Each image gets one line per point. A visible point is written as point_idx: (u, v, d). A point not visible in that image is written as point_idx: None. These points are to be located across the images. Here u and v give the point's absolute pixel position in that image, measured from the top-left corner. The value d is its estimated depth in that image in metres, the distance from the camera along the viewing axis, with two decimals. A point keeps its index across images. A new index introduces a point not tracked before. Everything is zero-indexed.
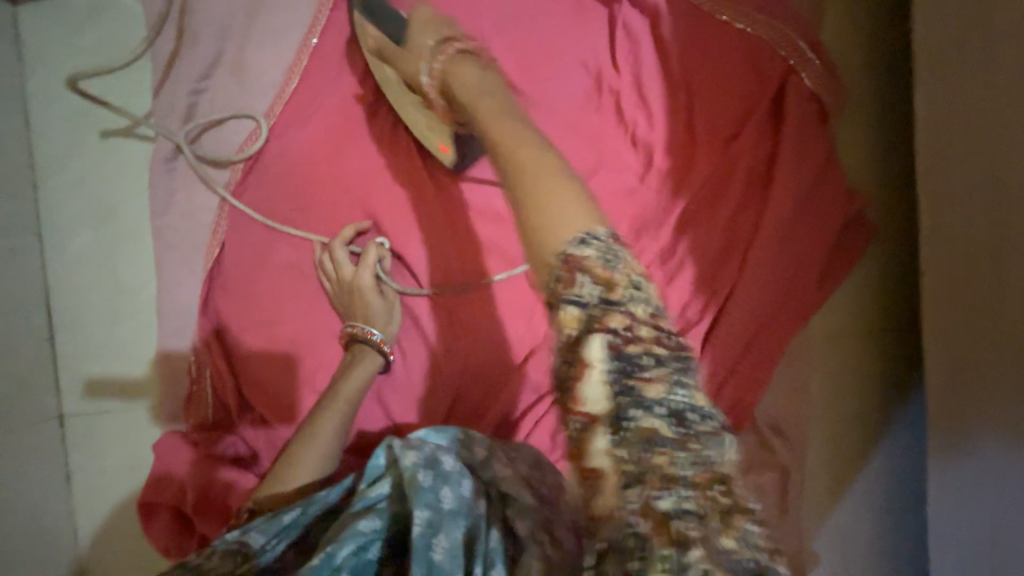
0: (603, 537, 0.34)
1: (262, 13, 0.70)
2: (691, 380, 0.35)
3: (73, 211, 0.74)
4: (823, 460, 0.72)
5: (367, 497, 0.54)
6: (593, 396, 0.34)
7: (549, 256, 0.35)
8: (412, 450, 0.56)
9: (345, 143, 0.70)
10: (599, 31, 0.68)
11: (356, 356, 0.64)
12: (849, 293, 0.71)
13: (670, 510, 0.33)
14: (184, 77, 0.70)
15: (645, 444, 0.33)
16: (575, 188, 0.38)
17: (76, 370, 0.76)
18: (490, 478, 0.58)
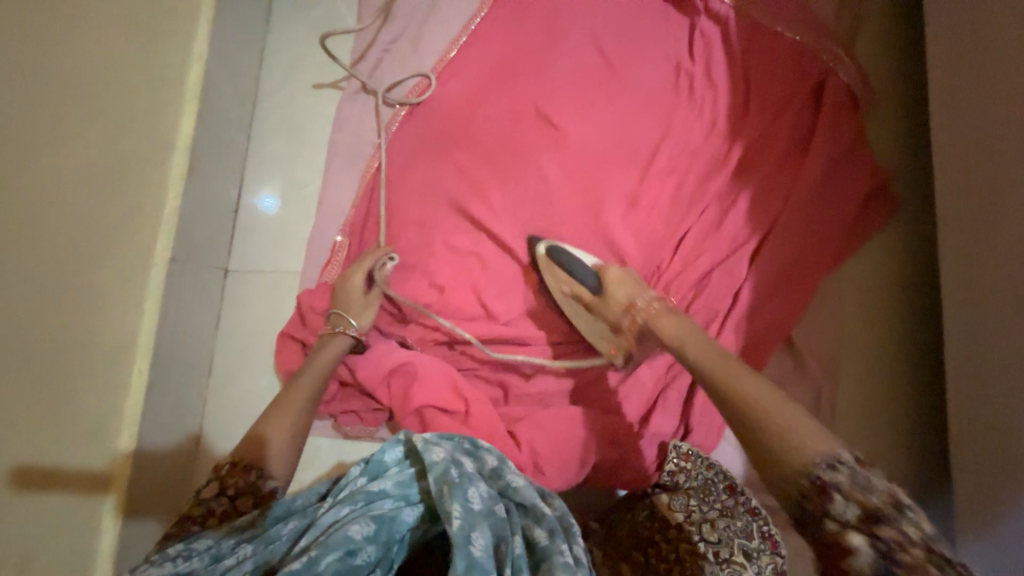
0: (851, 558, 0.47)
1: (442, 3, 0.98)
2: (777, 413, 0.55)
3: (274, 125, 1.02)
4: (857, 399, 0.80)
5: (370, 492, 0.63)
6: (813, 486, 0.49)
7: (755, 401, 0.56)
8: (436, 447, 0.66)
9: (479, 94, 0.94)
10: (681, 36, 0.92)
11: (327, 340, 0.80)
12: (879, 250, 0.85)
13: (839, 495, 0.49)
14: (380, 41, 0.99)
15: (803, 476, 0.50)
16: (707, 346, 0.64)
17: (245, 238, 0.99)
18: (503, 484, 0.65)
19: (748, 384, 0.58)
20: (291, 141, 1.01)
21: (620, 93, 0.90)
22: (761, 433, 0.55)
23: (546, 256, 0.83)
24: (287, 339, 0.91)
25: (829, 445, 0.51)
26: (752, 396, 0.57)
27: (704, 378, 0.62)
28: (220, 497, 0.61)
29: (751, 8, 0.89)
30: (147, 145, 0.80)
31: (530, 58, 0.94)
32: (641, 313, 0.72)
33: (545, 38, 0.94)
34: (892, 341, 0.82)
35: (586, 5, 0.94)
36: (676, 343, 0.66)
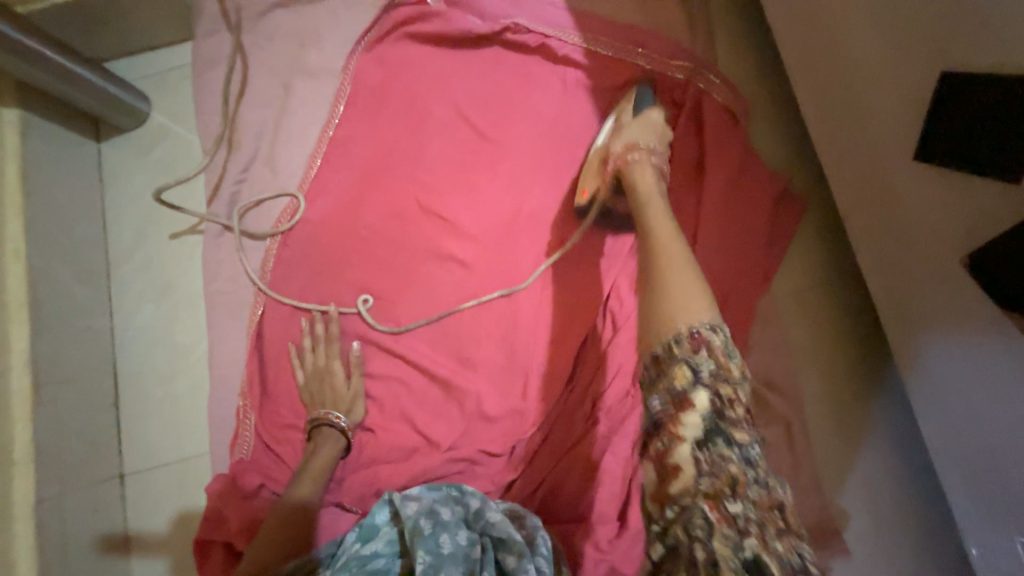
0: (673, 459, 0.50)
1: (290, 115, 0.90)
2: (719, 342, 0.53)
3: (138, 291, 0.90)
4: (824, 414, 0.78)
5: (363, 554, 0.62)
6: (696, 398, 0.51)
7: (667, 329, 0.54)
8: (412, 501, 0.63)
9: (354, 203, 0.86)
10: (548, 88, 0.87)
11: (319, 441, 0.75)
12: (798, 257, 0.82)
13: (727, 428, 0.51)
14: (234, 171, 0.89)
15: (694, 386, 0.51)
16: (691, 274, 0.56)
17: (134, 430, 0.85)
18: (482, 525, 0.63)
19: (679, 271, 0.56)
20: (161, 303, 0.89)
21: (503, 163, 0.85)
22: (686, 338, 0.53)
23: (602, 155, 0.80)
24: (204, 542, 0.74)
25: (707, 413, 0.51)
26: (683, 319, 0.53)
27: (650, 244, 0.60)
28: None
29: (608, 47, 0.86)
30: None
31: (398, 151, 0.86)
32: (626, 162, 0.72)
33: (408, 126, 0.87)
34: (835, 344, 0.80)
35: (443, 79, 0.88)
36: (642, 199, 0.66)
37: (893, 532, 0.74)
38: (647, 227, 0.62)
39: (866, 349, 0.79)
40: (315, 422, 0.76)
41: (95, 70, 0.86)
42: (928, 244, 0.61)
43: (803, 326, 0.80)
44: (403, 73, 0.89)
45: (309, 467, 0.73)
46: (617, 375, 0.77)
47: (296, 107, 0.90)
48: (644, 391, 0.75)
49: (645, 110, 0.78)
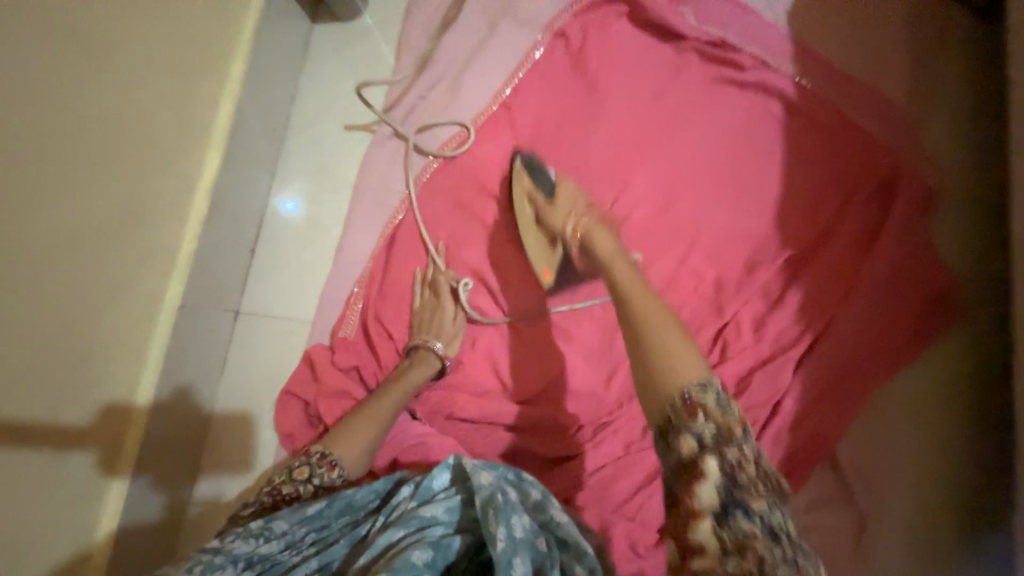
0: (695, 508, 0.48)
1: (483, 51, 0.94)
2: (715, 400, 0.50)
3: (300, 162, 0.99)
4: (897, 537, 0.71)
5: (422, 517, 0.61)
6: (707, 467, 0.48)
7: (667, 389, 0.50)
8: (484, 471, 0.64)
9: (514, 153, 0.89)
10: (735, 105, 0.85)
11: (413, 362, 0.79)
12: (913, 378, 0.77)
13: (745, 500, 0.47)
14: (419, 87, 0.95)
15: (701, 453, 0.48)
16: (673, 322, 0.55)
17: (258, 279, 0.95)
18: (546, 519, 0.63)
19: (672, 342, 0.52)
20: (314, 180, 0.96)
21: (667, 162, 0.85)
22: (681, 403, 0.50)
23: (519, 164, 0.86)
24: (291, 395, 0.84)
25: (723, 461, 0.48)
26: (671, 382, 0.50)
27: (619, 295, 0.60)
28: (305, 484, 0.65)
29: (818, 86, 0.84)
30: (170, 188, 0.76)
31: (566, 118, 0.89)
32: (583, 229, 0.71)
33: (582, 99, 0.89)
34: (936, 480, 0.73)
35: (639, 65, 0.89)
36: (606, 260, 0.65)
37: None
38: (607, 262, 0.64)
39: (949, 503, 0.73)
40: (417, 344, 0.80)
41: None
42: None
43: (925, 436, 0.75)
44: (608, 40, 0.90)
45: (403, 378, 0.77)
46: None
47: (492, 45, 0.93)
48: None
49: (541, 181, 0.83)
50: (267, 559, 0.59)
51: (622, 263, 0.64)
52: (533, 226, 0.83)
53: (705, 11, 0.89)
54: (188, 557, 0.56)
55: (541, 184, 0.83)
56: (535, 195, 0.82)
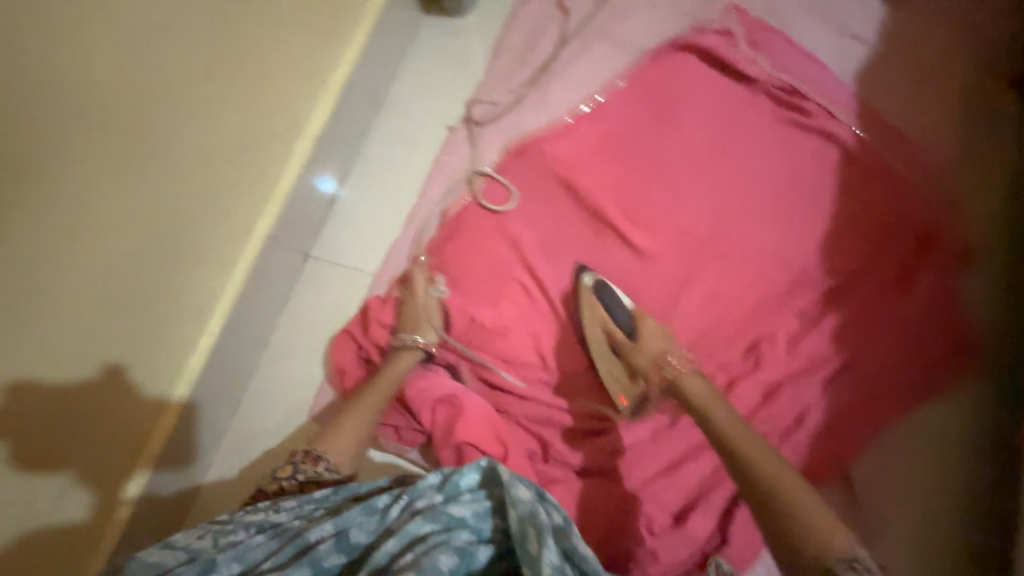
0: None
1: (575, 63, 1.02)
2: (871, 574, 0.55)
3: (388, 133, 1.08)
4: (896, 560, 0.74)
5: (450, 518, 0.60)
6: None
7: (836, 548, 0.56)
8: (521, 486, 0.61)
9: (587, 156, 0.96)
10: (794, 148, 0.93)
11: (391, 361, 0.83)
12: (934, 417, 0.80)
13: None
14: (510, 82, 1.03)
15: None
16: (788, 470, 0.62)
17: (331, 229, 1.03)
18: (567, 548, 0.57)
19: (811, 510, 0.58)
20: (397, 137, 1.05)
21: (727, 184, 0.93)
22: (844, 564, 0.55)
23: (591, 282, 0.86)
24: (347, 336, 0.91)
25: None
26: (841, 544, 0.56)
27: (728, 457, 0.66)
28: (291, 479, 0.68)
29: (876, 142, 0.92)
30: (276, 143, 0.86)
31: (638, 134, 0.97)
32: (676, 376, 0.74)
33: (656, 119, 0.98)
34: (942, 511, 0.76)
35: (713, 95, 0.98)
36: (706, 407, 0.71)
37: None
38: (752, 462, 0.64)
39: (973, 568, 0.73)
40: (395, 348, 0.84)
41: None
42: None
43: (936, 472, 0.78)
44: (688, 72, 0.99)
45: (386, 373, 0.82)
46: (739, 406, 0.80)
47: (584, 60, 1.03)
48: (752, 430, 0.78)
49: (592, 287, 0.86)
50: (277, 527, 0.60)
51: (718, 411, 0.70)
52: (599, 328, 0.84)
53: (781, 61, 0.98)
54: (198, 525, 0.60)
55: (613, 311, 0.83)
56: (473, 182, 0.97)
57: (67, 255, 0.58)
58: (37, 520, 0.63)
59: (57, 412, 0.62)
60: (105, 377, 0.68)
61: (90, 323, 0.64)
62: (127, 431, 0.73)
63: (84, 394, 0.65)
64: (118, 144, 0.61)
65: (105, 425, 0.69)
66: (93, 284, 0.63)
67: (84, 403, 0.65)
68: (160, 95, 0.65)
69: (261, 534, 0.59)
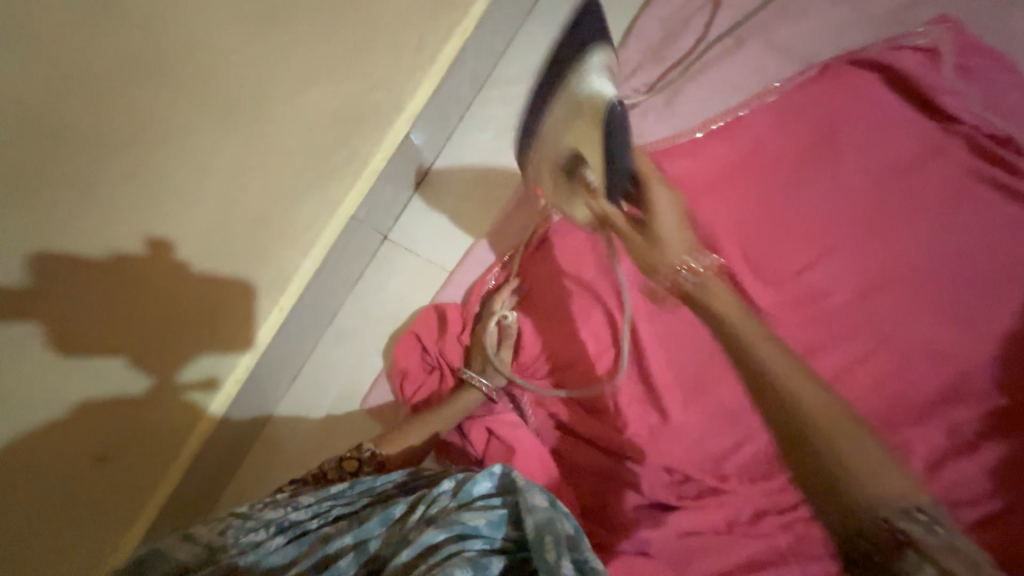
0: None
1: (719, 69, 0.86)
2: None
3: (489, 117, 0.98)
4: None
5: (463, 524, 0.55)
6: None
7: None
8: (536, 492, 0.57)
9: (713, 182, 0.82)
10: (988, 217, 0.74)
11: (459, 393, 0.81)
12: None
13: None
14: (637, 79, 0.89)
15: None
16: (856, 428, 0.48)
17: (411, 214, 0.97)
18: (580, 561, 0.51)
19: (850, 448, 0.47)
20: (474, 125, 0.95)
21: (887, 248, 0.75)
22: None
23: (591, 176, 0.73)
24: (413, 336, 0.86)
25: None
26: None
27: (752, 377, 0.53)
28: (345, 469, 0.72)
29: None
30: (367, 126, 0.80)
31: (782, 163, 0.80)
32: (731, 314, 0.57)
33: (808, 149, 0.80)
34: None
35: (896, 131, 0.78)
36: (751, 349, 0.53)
37: None
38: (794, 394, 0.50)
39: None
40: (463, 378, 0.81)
41: None
42: None
43: None
44: (866, 98, 0.79)
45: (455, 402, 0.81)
46: None
47: (733, 65, 0.86)
48: None
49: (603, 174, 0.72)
50: (297, 525, 0.59)
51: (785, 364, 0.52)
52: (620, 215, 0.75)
53: (996, 103, 0.77)
54: (221, 519, 0.60)
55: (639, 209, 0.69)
56: (542, 171, 0.78)
57: (86, 175, 0.52)
58: (91, 388, 0.62)
59: (112, 290, 0.60)
60: (151, 257, 0.62)
61: (180, 212, 0.63)
62: (214, 353, 0.76)
63: (134, 277, 0.61)
64: (186, 63, 0.56)
65: (181, 326, 0.70)
66: (138, 189, 0.57)
67: (166, 282, 0.65)
68: (153, 32, 0.52)
69: (280, 536, 0.58)
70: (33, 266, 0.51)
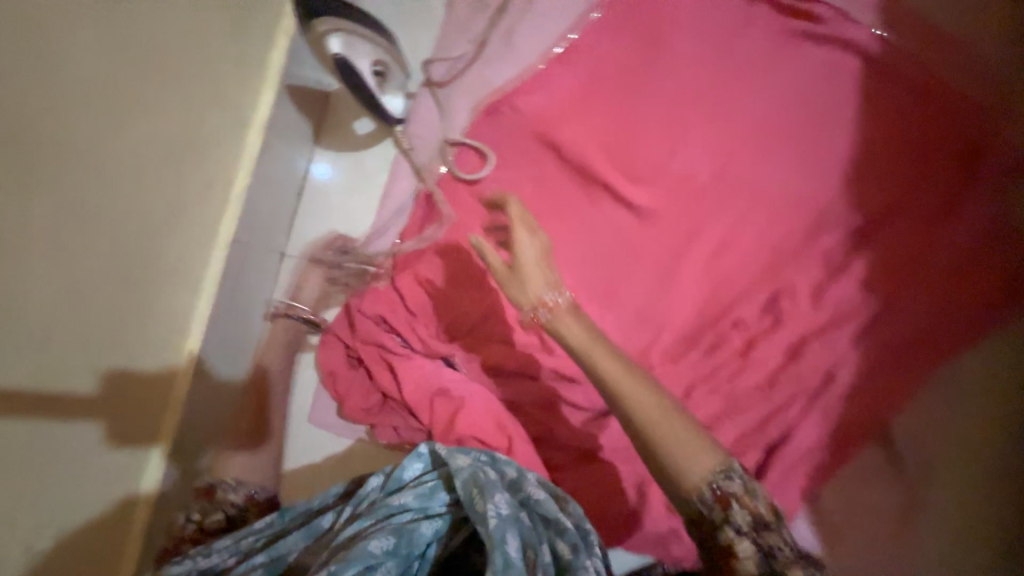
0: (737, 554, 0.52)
1: (541, 3, 0.91)
2: (735, 490, 0.53)
3: (346, 108, 0.98)
4: (956, 544, 0.68)
5: (389, 505, 0.55)
6: (740, 550, 0.52)
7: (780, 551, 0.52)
8: (460, 454, 0.57)
9: (565, 106, 0.86)
10: (808, 65, 0.80)
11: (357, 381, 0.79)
12: (989, 361, 0.71)
13: (763, 540, 0.53)
14: (470, 33, 0.92)
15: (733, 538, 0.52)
16: (639, 376, 0.60)
17: (302, 224, 0.97)
18: (524, 497, 0.55)
19: (625, 383, 0.59)
20: (319, 71, 0.93)
21: (729, 120, 0.81)
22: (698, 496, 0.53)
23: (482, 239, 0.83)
24: (332, 336, 0.85)
25: (749, 533, 0.52)
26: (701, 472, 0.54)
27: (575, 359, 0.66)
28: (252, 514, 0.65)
29: (904, 49, 0.78)
30: (228, 121, 0.77)
31: (620, 72, 0.86)
32: (550, 317, 0.79)
33: (638, 54, 0.85)
34: (1002, 474, 0.68)
35: (704, 16, 0.84)
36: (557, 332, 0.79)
37: None
38: (596, 368, 0.62)
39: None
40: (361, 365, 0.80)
41: None
42: None
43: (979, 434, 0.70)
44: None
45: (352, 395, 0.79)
46: (760, 367, 0.72)
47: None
48: (777, 393, 0.71)
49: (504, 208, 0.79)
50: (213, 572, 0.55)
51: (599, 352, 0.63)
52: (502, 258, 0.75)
53: None
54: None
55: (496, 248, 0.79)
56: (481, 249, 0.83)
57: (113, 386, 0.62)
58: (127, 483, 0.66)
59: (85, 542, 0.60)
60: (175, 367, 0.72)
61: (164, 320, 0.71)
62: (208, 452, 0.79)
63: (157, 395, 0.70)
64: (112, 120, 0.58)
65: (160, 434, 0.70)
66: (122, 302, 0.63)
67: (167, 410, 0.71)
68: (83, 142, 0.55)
69: None
70: (104, 377, 0.61)
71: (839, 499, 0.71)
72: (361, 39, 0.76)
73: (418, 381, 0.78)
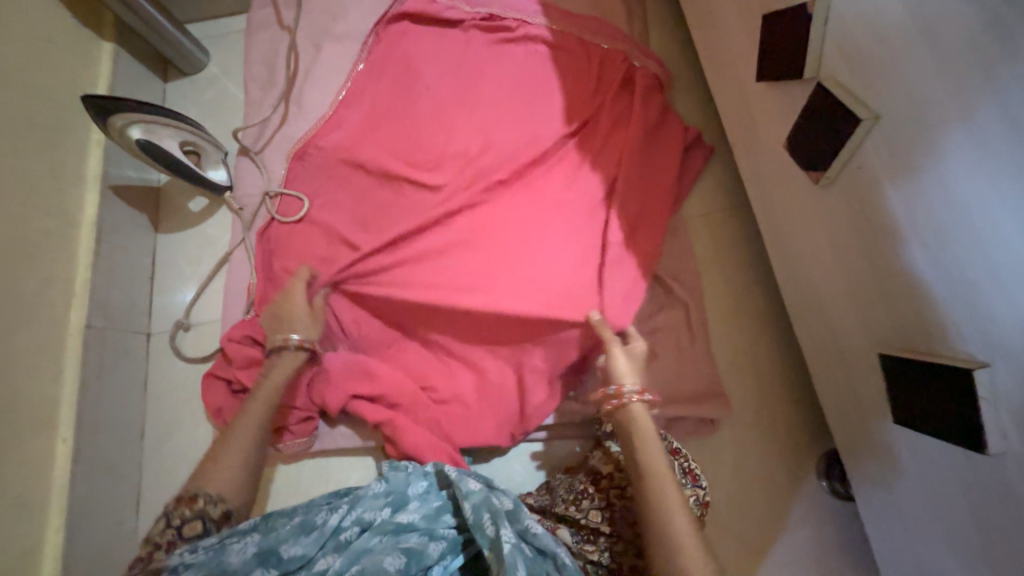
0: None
1: (315, 71, 1.15)
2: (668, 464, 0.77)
3: (177, 195, 1.12)
4: (725, 332, 0.95)
5: (397, 523, 0.69)
6: None
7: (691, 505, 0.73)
8: (471, 479, 0.69)
9: (355, 135, 1.06)
10: (514, 56, 1.09)
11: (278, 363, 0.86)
12: (696, 204, 1.02)
13: None
14: (267, 107, 1.13)
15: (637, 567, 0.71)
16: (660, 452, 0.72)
17: (163, 302, 1.06)
18: (522, 528, 0.64)
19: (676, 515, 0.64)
20: (140, 170, 1.06)
21: (475, 106, 1.05)
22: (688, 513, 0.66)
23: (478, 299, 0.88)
24: (212, 378, 0.94)
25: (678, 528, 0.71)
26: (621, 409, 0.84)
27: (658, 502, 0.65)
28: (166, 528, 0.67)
29: (565, 26, 1.10)
30: (57, 228, 0.88)
31: (386, 99, 1.09)
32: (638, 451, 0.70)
33: (396, 81, 1.10)
34: (732, 275, 0.98)
35: (433, 43, 1.12)
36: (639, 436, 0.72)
37: (764, 398, 0.91)
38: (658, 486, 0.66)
39: (772, 299, 0.96)
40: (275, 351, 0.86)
41: (174, 25, 1.11)
42: (783, 165, 0.77)
43: (712, 255, 0.99)
44: (406, 36, 1.12)
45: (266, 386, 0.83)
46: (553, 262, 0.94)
47: (323, 64, 1.15)
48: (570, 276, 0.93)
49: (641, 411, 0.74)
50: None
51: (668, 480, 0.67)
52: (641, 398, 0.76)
53: None
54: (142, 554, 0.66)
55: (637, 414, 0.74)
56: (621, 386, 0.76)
57: None
58: None
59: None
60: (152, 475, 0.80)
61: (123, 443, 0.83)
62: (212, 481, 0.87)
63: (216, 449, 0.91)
64: None
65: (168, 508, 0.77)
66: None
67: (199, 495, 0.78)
68: None
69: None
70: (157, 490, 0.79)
71: (644, 334, 0.93)
72: (165, 127, 0.94)
73: (296, 382, 0.89)
